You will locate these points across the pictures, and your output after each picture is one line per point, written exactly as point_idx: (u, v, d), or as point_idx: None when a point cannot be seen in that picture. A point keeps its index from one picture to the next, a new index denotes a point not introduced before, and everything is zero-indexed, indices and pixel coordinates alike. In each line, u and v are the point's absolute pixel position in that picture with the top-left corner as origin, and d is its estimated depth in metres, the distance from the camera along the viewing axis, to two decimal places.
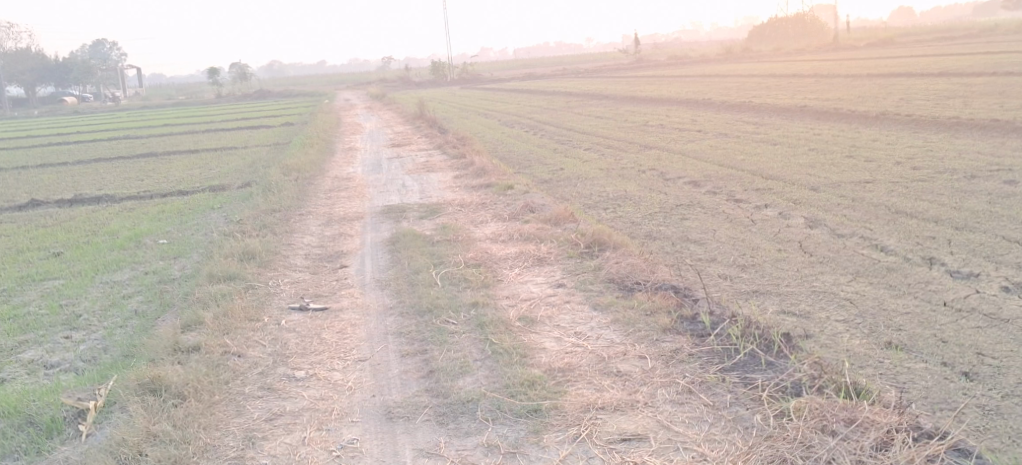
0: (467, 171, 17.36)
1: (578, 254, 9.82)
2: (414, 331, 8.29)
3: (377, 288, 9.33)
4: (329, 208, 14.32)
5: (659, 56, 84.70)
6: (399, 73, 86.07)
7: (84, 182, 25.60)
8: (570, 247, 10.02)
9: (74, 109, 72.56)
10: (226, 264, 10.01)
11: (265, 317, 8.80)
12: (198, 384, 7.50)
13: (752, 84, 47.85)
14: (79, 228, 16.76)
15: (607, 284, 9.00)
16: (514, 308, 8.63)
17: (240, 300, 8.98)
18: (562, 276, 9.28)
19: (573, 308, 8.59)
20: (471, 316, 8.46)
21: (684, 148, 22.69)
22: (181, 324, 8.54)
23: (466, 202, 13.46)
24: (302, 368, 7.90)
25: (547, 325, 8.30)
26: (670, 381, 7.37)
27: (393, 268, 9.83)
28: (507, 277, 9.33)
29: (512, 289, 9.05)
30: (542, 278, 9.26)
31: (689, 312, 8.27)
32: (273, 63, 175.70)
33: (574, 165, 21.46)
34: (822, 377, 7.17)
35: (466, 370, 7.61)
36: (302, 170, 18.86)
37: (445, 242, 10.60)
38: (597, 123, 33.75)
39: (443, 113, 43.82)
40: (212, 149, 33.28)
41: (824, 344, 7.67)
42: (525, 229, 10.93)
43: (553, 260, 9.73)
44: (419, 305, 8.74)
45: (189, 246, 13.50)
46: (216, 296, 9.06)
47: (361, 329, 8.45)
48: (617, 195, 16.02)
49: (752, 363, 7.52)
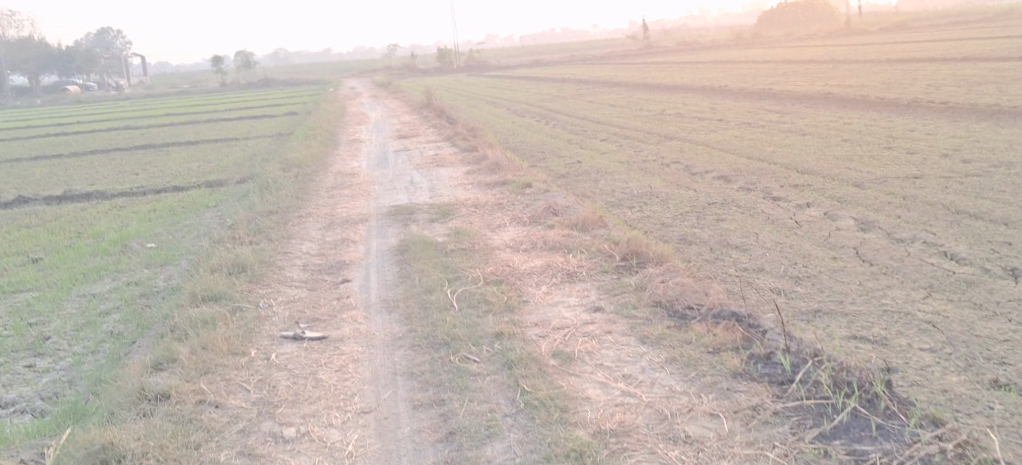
0: (480, 166, 16.20)
1: (615, 269, 8.73)
2: (429, 371, 7.18)
3: (383, 311, 8.21)
4: (330, 209, 13.19)
5: (668, 42, 83.26)
6: (405, 61, 84.81)
7: (77, 177, 24.56)
8: (604, 259, 8.93)
9: (76, 97, 71.53)
10: (212, 279, 8.90)
11: (252, 350, 7.69)
12: (160, 452, 6.36)
13: (767, 70, 46.53)
14: (65, 229, 15.70)
15: (654, 309, 7.90)
16: (546, 341, 7.53)
17: (223, 329, 7.86)
18: (599, 298, 8.19)
19: (614, 342, 7.49)
20: (495, 353, 7.35)
21: (707, 139, 21.49)
22: (152, 361, 7.43)
23: (480, 202, 12.33)
24: (294, 423, 6.77)
25: (587, 366, 7.20)
26: (755, 454, 6.21)
27: (401, 284, 8.69)
28: (535, 298, 8.23)
29: (540, 316, 7.93)
30: (575, 301, 8.16)
31: (763, 351, 7.14)
32: (278, 51, 174.41)
33: (591, 157, 20.26)
34: (965, 457, 5.97)
35: (494, 434, 6.46)
36: (303, 164, 17.71)
37: (460, 251, 9.46)
38: (610, 112, 32.54)
39: (450, 102, 42.65)
40: (212, 140, 32.17)
41: (918, 394, 6.53)
42: (549, 235, 9.78)
43: (586, 277, 8.62)
44: (431, 337, 7.62)
45: (179, 252, 12.40)
46: (198, 323, 7.96)
47: (363, 369, 7.33)
48: (641, 192, 14.84)
49: (857, 426, 6.35)
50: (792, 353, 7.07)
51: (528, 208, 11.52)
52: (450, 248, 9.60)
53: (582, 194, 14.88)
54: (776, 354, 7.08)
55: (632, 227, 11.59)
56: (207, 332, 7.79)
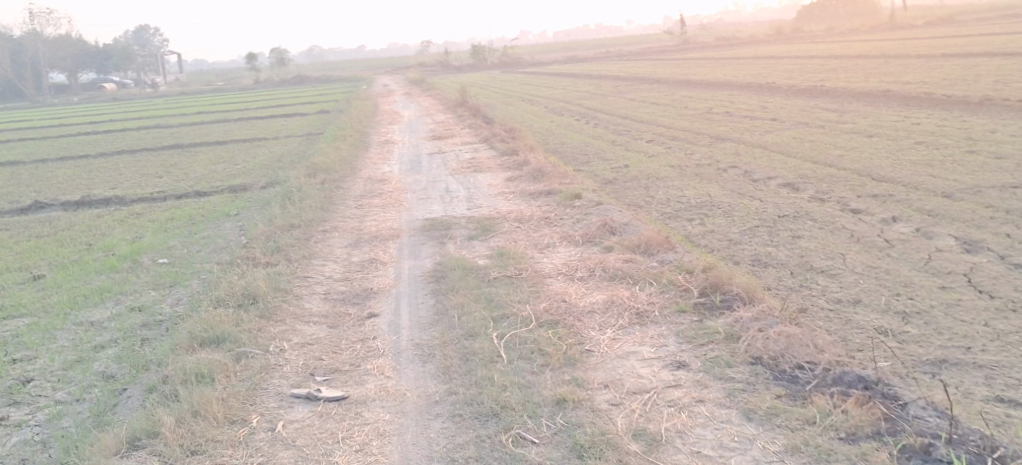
0: (521, 171, 14.92)
1: (692, 307, 7.70)
2: (475, 459, 6.13)
3: (417, 361, 7.20)
4: (358, 222, 11.98)
5: (705, 38, 81.27)
6: (438, 57, 83.60)
7: (99, 180, 23.58)
8: (678, 295, 7.89)
9: (111, 95, 70.99)
10: (217, 315, 7.91)
11: (254, 415, 6.72)
12: None
13: (814, 66, 44.75)
14: (75, 241, 14.63)
15: (755, 368, 6.86)
16: (623, 414, 6.48)
17: (221, 387, 6.90)
18: (678, 351, 7.15)
19: (709, 418, 6.43)
20: (557, 432, 6.31)
21: (762, 141, 20.06)
22: (130, 432, 6.49)
23: (524, 215, 11.09)
24: None
25: (677, 452, 6.16)
26: None
27: (435, 325, 7.66)
28: (600, 349, 7.21)
29: (611, 376, 6.89)
30: (650, 354, 7.14)
31: (919, 443, 6.04)
32: (314, 48, 174.12)
33: (638, 161, 18.89)
34: None
35: None
36: (330, 170, 16.49)
37: (505, 280, 8.34)
38: (654, 110, 31.09)
39: (485, 100, 41.44)
40: (242, 139, 31.12)
41: None
42: (607, 259, 8.62)
43: (659, 319, 7.59)
44: (475, 404, 6.60)
45: (192, 271, 11.24)
46: (193, 379, 6.98)
47: (392, 448, 6.30)
48: (699, 203, 13.49)
49: None
50: (958, 445, 6.01)
51: (579, 225, 10.26)
52: (493, 275, 8.44)
53: (634, 206, 13.58)
54: (939, 447, 6.00)
55: (695, 247, 10.33)
56: (201, 388, 6.85)
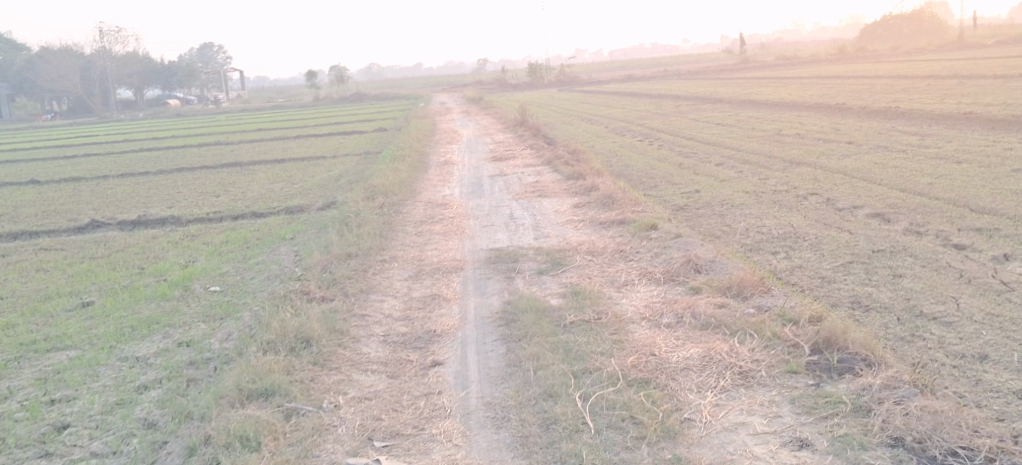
0: (589, 197, 14.15)
1: (804, 368, 7.14)
2: None
3: (490, 425, 6.66)
4: (419, 251, 11.30)
5: (766, 57, 79.82)
6: (496, 76, 83.22)
7: (156, 199, 23.24)
8: (785, 352, 7.31)
9: (175, 112, 71.73)
10: (267, 364, 7.37)
11: None
12: None
13: (883, 86, 43.34)
14: (128, 263, 14.14)
15: (896, 453, 6.23)
16: None
17: (267, 453, 6.42)
18: (797, 424, 6.54)
19: None
20: None
21: (840, 165, 19.03)
22: None
23: (597, 247, 10.34)
24: None
25: None
26: None
27: (505, 382, 7.14)
28: (703, 418, 6.65)
29: (718, 458, 6.27)
30: (762, 427, 6.54)
31: None
32: (372, 66, 175.25)
33: (710, 186, 17.98)
34: None
35: None
36: (389, 192, 15.87)
37: (583, 328, 7.78)
38: (719, 131, 30.09)
39: (544, 119, 40.77)
40: (300, 158, 30.80)
41: None
42: (697, 305, 8.05)
43: (768, 381, 7.03)
44: None
45: (245, 302, 10.61)
46: (237, 442, 6.51)
47: None
48: (781, 234, 12.61)
49: None
50: None
51: (660, 259, 9.55)
52: (567, 321, 7.91)
53: (711, 237, 12.74)
54: None
55: (787, 288, 9.59)
56: (245, 454, 6.39)
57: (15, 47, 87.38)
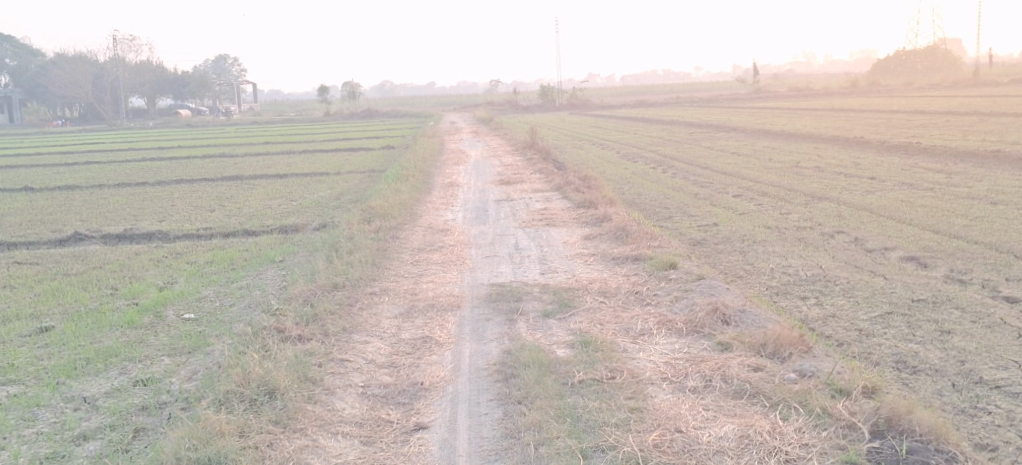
0: (601, 228, 13.13)
1: (864, 458, 6.10)
2: None
3: None
4: (413, 283, 10.28)
5: (779, 87, 78.96)
6: (508, 97, 82.50)
7: (148, 211, 22.31)
8: (840, 434, 6.30)
9: (184, 122, 71.05)
10: (219, 426, 6.46)
11: None
12: None
13: (901, 121, 42.34)
14: (102, 282, 13.15)
15: None
16: None
17: None
18: None
19: None
20: None
21: (866, 202, 17.97)
22: None
23: (609, 287, 9.32)
24: None
25: None
26: None
27: (497, 457, 6.18)
28: None
29: None
30: None
31: None
32: (384, 82, 174.96)
33: (728, 219, 16.95)
34: None
35: None
36: (388, 215, 14.86)
37: (590, 389, 6.83)
38: (735, 161, 29.08)
39: (555, 142, 39.88)
40: (303, 173, 29.91)
41: None
42: (729, 368, 7.07)
43: None
44: None
45: (217, 333, 9.62)
46: None
47: None
48: (810, 277, 11.57)
49: None
50: None
51: (680, 305, 8.50)
52: (574, 380, 6.96)
53: (732, 277, 11.70)
54: None
55: (822, 344, 8.57)
56: None
57: (29, 52, 87.14)
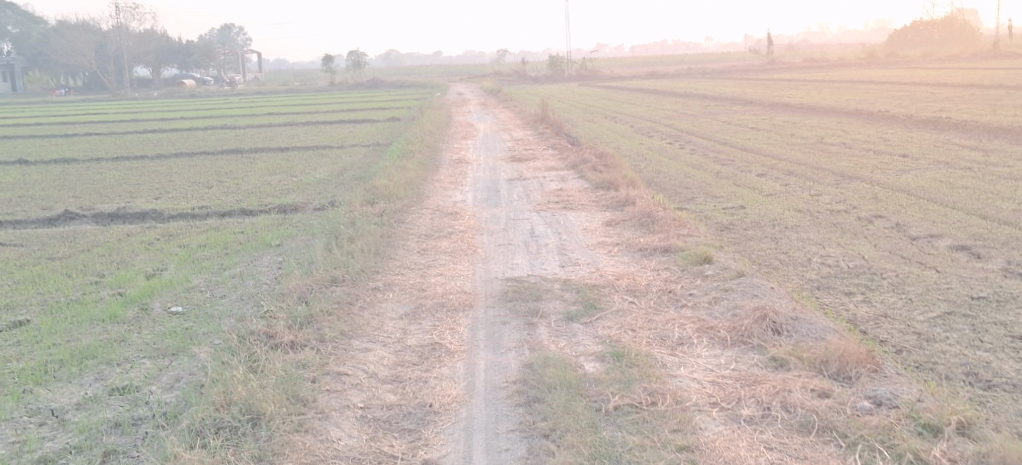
0: (624, 213, 12.18)
1: None
2: None
3: None
4: (421, 276, 9.40)
5: (793, 58, 77.39)
6: (516, 67, 81.10)
7: (145, 188, 21.40)
8: None
9: (190, 92, 69.92)
10: None
11: None
12: None
13: (923, 94, 41.09)
14: (87, 268, 12.25)
15: None
16: None
17: None
18: None
19: None
20: None
21: (900, 183, 16.94)
22: None
23: (638, 285, 8.42)
24: None
25: None
26: None
27: None
28: None
29: None
30: None
31: None
32: (392, 53, 173.15)
33: (755, 201, 15.97)
34: None
35: None
36: (394, 196, 13.91)
37: (621, 426, 6.10)
38: (755, 137, 27.98)
39: (566, 114, 38.81)
40: (307, 146, 28.93)
41: None
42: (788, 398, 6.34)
43: None
44: None
45: (206, 334, 8.71)
46: None
47: None
48: (853, 270, 10.65)
49: None
50: None
51: (720, 311, 7.66)
52: (608, 406, 6.30)
53: (767, 270, 10.78)
54: None
55: (878, 351, 7.65)
56: None
57: (33, 20, 85.84)
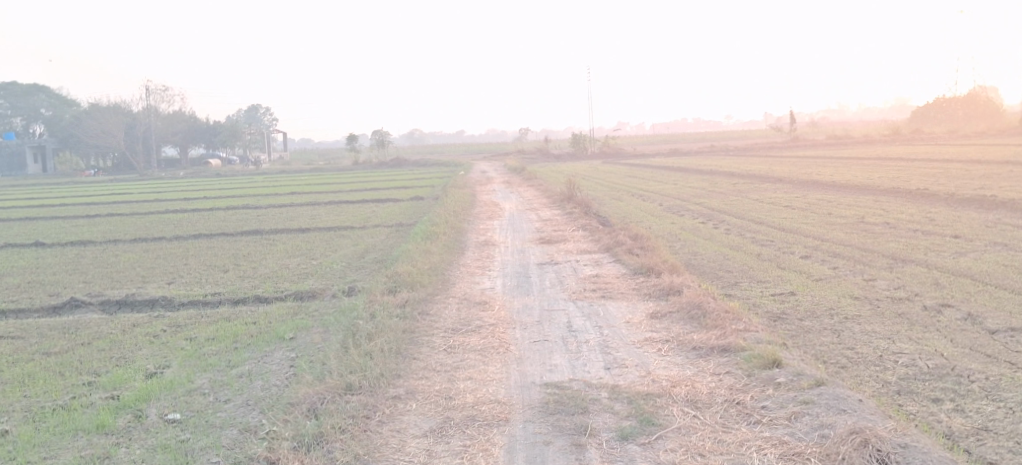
0: (670, 304, 11.06)
1: None
2: None
3: None
4: (449, 379, 8.31)
5: (816, 135, 76.74)
6: (538, 145, 80.82)
7: (159, 272, 20.46)
8: None
9: (216, 171, 69.86)
10: None
11: None
12: None
13: (957, 170, 40.05)
14: (83, 365, 11.18)
15: None
16: None
17: None
18: None
19: None
20: None
21: (959, 267, 15.80)
22: None
23: (699, 394, 7.29)
24: None
25: None
26: None
27: None
28: None
29: None
30: None
31: None
32: (415, 131, 174.17)
33: (806, 287, 14.81)
34: None
35: None
36: (417, 284, 12.88)
37: None
38: (791, 216, 26.88)
39: (592, 193, 37.96)
40: (328, 227, 28.09)
41: None
42: None
43: None
44: None
45: (203, 452, 7.57)
46: None
47: None
48: (934, 370, 9.49)
49: None
50: None
51: (802, 432, 6.60)
52: None
53: (836, 372, 9.59)
54: None
55: None
56: None
57: (64, 102, 86.74)
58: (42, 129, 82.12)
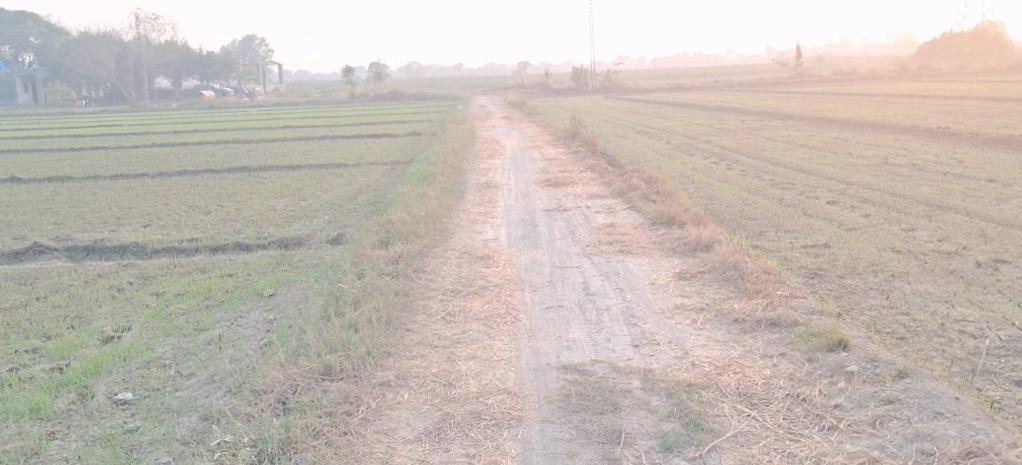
0: (698, 262, 9.76)
1: None
2: None
3: None
4: (450, 358, 7.08)
5: (821, 71, 74.71)
6: (538, 78, 78.69)
7: (137, 213, 19.07)
8: None
9: (209, 103, 67.91)
10: None
11: None
12: None
13: (974, 108, 38.41)
14: (32, 328, 9.87)
15: None
16: None
17: None
18: None
19: None
20: None
21: (1004, 215, 14.48)
22: None
23: (753, 388, 6.40)
24: None
25: None
26: None
27: None
28: None
29: None
30: None
31: None
32: (412, 63, 170.58)
33: (840, 237, 13.50)
34: None
35: None
36: (412, 234, 11.51)
37: None
38: (809, 156, 25.39)
39: (596, 130, 36.41)
40: (319, 164, 26.54)
41: None
42: None
43: None
44: None
45: (152, 449, 6.38)
46: None
47: None
48: (1010, 343, 8.16)
49: None
50: None
51: (891, 443, 5.85)
52: None
53: (894, 346, 8.27)
54: None
55: None
56: None
57: (54, 31, 84.27)
58: (30, 58, 79.50)
